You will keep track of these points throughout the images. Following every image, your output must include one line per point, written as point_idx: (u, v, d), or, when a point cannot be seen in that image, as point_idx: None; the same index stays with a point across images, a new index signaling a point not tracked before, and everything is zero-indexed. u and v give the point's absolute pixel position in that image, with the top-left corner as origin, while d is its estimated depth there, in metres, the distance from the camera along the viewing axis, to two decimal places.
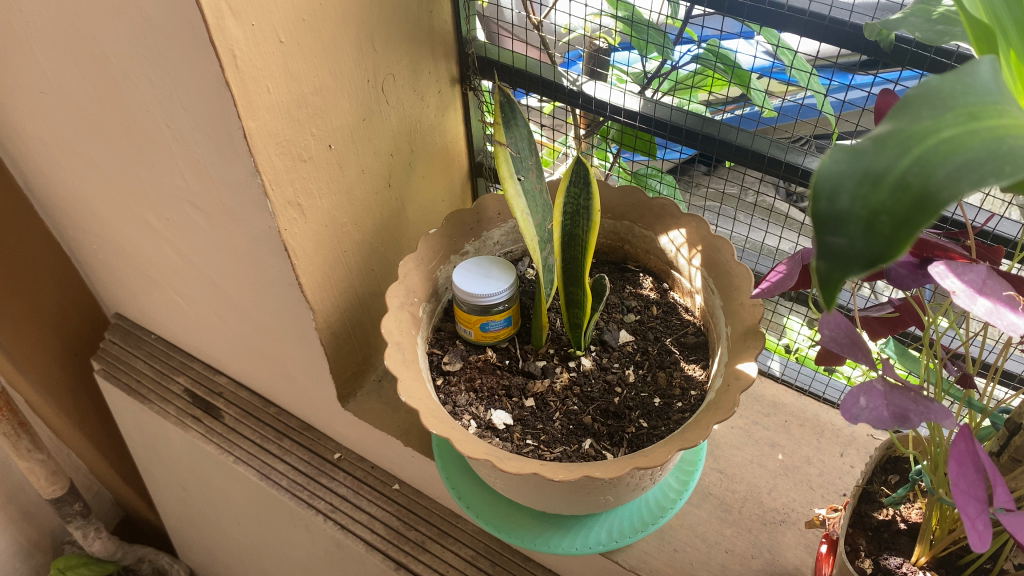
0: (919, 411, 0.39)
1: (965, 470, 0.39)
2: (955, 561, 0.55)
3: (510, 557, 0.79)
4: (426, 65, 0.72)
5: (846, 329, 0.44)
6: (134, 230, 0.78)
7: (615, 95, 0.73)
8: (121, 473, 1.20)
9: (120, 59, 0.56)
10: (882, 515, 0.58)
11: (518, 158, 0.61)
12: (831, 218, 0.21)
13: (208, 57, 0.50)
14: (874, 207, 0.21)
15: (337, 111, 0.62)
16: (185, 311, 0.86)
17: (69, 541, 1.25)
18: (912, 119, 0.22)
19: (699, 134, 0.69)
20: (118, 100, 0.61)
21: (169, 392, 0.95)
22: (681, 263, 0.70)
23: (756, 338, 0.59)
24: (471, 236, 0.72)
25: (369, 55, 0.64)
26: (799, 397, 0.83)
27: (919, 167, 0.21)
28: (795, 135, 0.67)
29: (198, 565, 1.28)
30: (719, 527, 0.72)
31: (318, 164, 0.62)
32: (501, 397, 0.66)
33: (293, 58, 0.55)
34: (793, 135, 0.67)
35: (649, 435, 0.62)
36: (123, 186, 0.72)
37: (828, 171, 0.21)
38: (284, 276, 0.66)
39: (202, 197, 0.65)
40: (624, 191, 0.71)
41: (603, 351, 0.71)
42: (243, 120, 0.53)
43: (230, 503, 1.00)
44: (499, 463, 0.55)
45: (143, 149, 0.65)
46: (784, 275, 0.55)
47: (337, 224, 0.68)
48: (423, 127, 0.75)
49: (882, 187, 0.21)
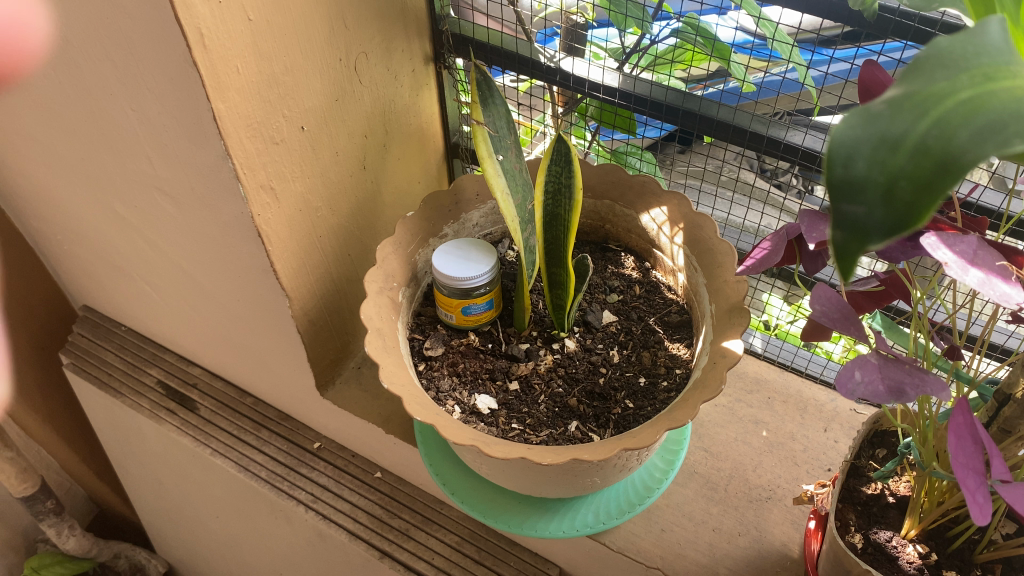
0: (914, 384, 0.38)
1: (963, 443, 0.38)
2: (944, 533, 0.55)
3: (495, 543, 0.78)
4: (399, 43, 0.70)
5: (838, 303, 0.43)
6: (101, 219, 0.76)
7: (593, 71, 0.71)
8: (94, 468, 1.17)
9: (81, 39, 0.54)
10: (870, 489, 0.57)
11: (496, 137, 0.59)
12: (847, 185, 0.20)
13: (174, 37, 0.48)
14: (892, 172, 0.19)
15: (309, 91, 0.60)
16: (156, 301, 0.84)
17: (43, 539, 1.21)
18: (927, 80, 0.21)
19: (679, 110, 0.68)
20: (79, 84, 0.58)
21: (141, 385, 0.93)
22: (663, 241, 0.69)
23: (741, 315, 0.58)
24: (449, 218, 0.71)
25: (341, 33, 0.62)
26: (782, 373, 0.83)
27: (939, 129, 0.20)
28: (775, 111, 0.67)
29: (176, 559, 1.26)
30: (705, 506, 0.72)
31: (290, 147, 0.61)
32: (485, 381, 0.65)
33: (262, 36, 0.53)
34: (774, 110, 0.67)
35: (635, 416, 0.62)
36: (87, 173, 0.70)
37: (842, 137, 0.20)
38: (258, 263, 0.65)
39: (171, 182, 0.63)
40: (604, 169, 0.69)
41: (587, 332, 0.70)
42: (212, 101, 0.51)
43: (208, 497, 0.98)
44: (486, 449, 0.54)
45: (107, 134, 0.63)
46: (769, 251, 0.55)
47: (311, 208, 0.66)
48: (397, 107, 0.73)
49: (900, 152, 0.20)
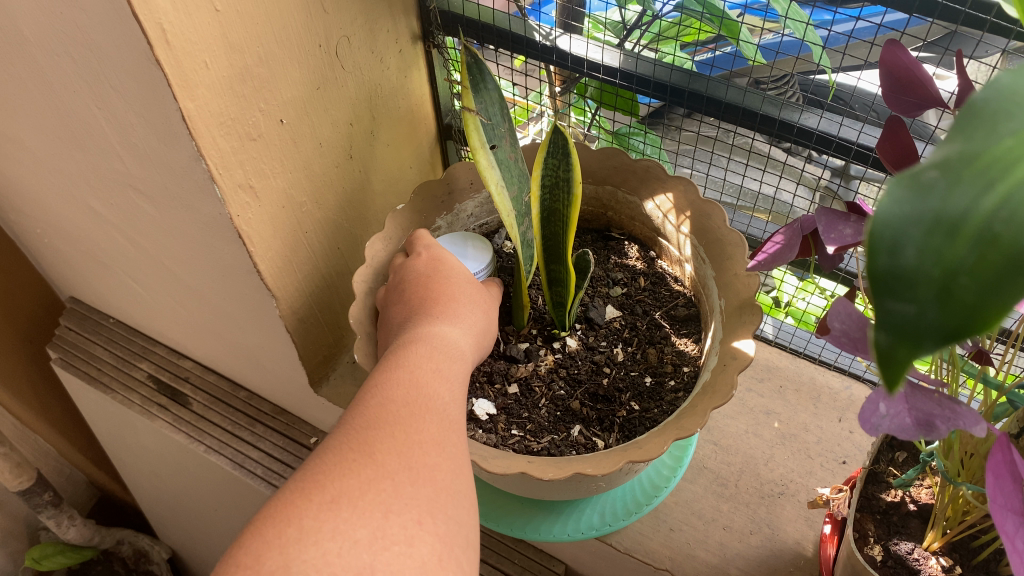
0: (946, 417, 0.35)
1: (1001, 483, 0.35)
2: (969, 544, 0.52)
3: (498, 539, 0.76)
4: (384, 24, 0.65)
5: (858, 320, 0.39)
6: (78, 215, 0.72)
7: (592, 50, 0.67)
8: (93, 458, 1.15)
9: (38, 35, 0.50)
10: (890, 496, 0.55)
11: (489, 125, 0.55)
12: (894, 279, 0.16)
13: (134, 33, 0.44)
14: (948, 266, 0.16)
15: (287, 81, 0.56)
16: (142, 297, 0.80)
17: (45, 527, 1.18)
18: (983, 141, 0.17)
19: (684, 91, 0.64)
20: (40, 81, 0.54)
21: (132, 379, 0.89)
22: (669, 230, 0.66)
23: (752, 313, 0.55)
24: (443, 210, 0.67)
25: (319, 18, 0.57)
26: (794, 360, 0.79)
27: (1009, 213, 0.16)
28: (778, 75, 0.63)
29: (180, 545, 1.25)
30: (715, 503, 0.69)
31: (269, 142, 0.57)
32: (483, 384, 0.62)
33: (231, 26, 0.49)
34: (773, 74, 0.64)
35: (641, 419, 0.59)
36: (59, 170, 0.66)
37: (889, 216, 0.16)
38: (241, 263, 0.61)
39: (145, 181, 0.60)
40: (605, 154, 0.65)
41: (590, 329, 0.66)
42: (180, 101, 0.48)
43: (206, 489, 0.96)
44: (483, 464, 0.51)
45: (75, 131, 0.59)
46: (781, 245, 0.51)
47: (294, 203, 0.62)
48: (384, 91, 0.69)
49: (958, 241, 0.16)
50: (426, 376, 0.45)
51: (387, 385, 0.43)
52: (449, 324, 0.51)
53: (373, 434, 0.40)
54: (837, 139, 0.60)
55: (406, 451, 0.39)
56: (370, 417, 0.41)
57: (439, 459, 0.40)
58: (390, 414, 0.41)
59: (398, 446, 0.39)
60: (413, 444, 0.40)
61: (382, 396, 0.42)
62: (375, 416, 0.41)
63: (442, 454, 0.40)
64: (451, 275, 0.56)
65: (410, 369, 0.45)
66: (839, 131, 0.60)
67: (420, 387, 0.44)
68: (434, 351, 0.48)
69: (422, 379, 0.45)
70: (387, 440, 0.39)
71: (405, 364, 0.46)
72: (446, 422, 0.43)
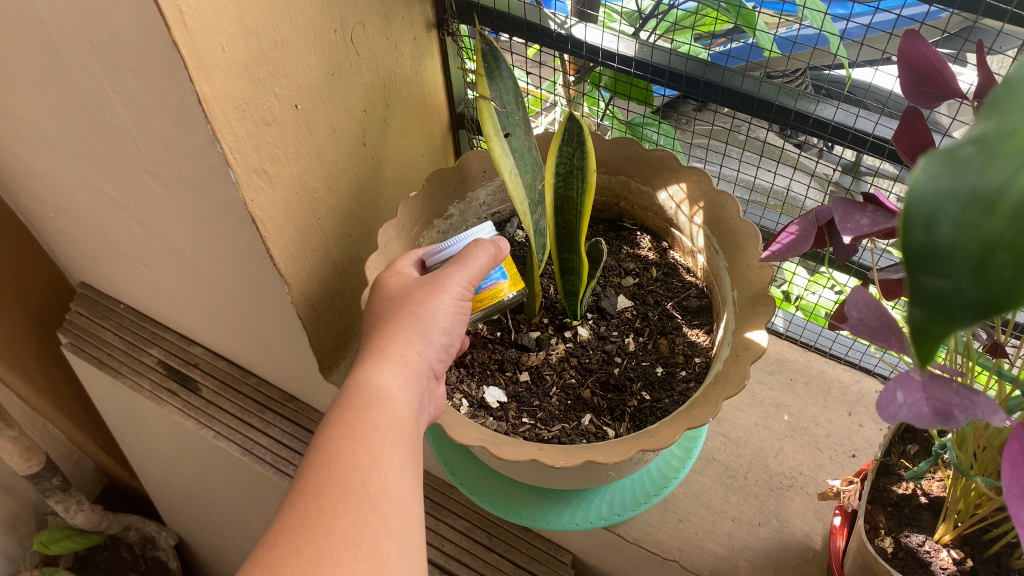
0: (963, 406, 0.35)
1: (1018, 474, 0.35)
2: (980, 537, 0.52)
3: (506, 528, 0.76)
4: (398, 11, 0.65)
5: (877, 309, 0.39)
6: (90, 199, 0.72)
7: (607, 39, 0.67)
8: (101, 444, 1.16)
9: (55, 16, 0.50)
10: (901, 489, 0.55)
11: (503, 112, 0.55)
12: (930, 253, 0.16)
13: (151, 15, 0.44)
14: (985, 240, 0.16)
15: (303, 66, 0.56)
16: (153, 282, 0.81)
17: (52, 512, 1.19)
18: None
19: (700, 81, 0.64)
20: (56, 62, 0.54)
21: (142, 365, 0.89)
22: (682, 220, 0.65)
23: (765, 304, 0.55)
24: (455, 197, 0.67)
25: (335, 4, 0.57)
26: (804, 353, 0.79)
27: None
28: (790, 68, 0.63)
29: (186, 532, 1.26)
30: (724, 495, 0.69)
31: (284, 127, 0.57)
32: (494, 372, 0.62)
33: (248, 10, 0.49)
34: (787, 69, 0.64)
35: (652, 409, 0.59)
36: (73, 153, 0.66)
37: (923, 191, 0.16)
38: (254, 248, 0.61)
39: (159, 165, 0.60)
40: (618, 144, 0.65)
41: (601, 318, 0.66)
42: (196, 84, 0.47)
43: (214, 475, 0.97)
44: (494, 450, 0.51)
45: (89, 114, 0.59)
46: (796, 235, 0.51)
47: (308, 189, 0.62)
48: (398, 78, 0.69)
49: (996, 216, 0.16)
50: (339, 450, 0.43)
51: (303, 479, 0.42)
52: (371, 372, 0.47)
53: (278, 551, 0.39)
54: (853, 130, 0.60)
55: (313, 566, 0.38)
56: (280, 530, 0.40)
57: (353, 562, 0.39)
58: (299, 518, 0.40)
59: (304, 565, 0.38)
60: (320, 555, 0.38)
61: (294, 497, 0.41)
62: (284, 526, 0.40)
63: (356, 554, 0.39)
64: (381, 306, 0.52)
65: (322, 452, 0.43)
66: (855, 122, 0.60)
67: (332, 468, 0.42)
68: (347, 416, 0.45)
69: (336, 456, 0.42)
70: (293, 555, 0.38)
71: (321, 443, 0.44)
72: (367, 503, 0.41)
